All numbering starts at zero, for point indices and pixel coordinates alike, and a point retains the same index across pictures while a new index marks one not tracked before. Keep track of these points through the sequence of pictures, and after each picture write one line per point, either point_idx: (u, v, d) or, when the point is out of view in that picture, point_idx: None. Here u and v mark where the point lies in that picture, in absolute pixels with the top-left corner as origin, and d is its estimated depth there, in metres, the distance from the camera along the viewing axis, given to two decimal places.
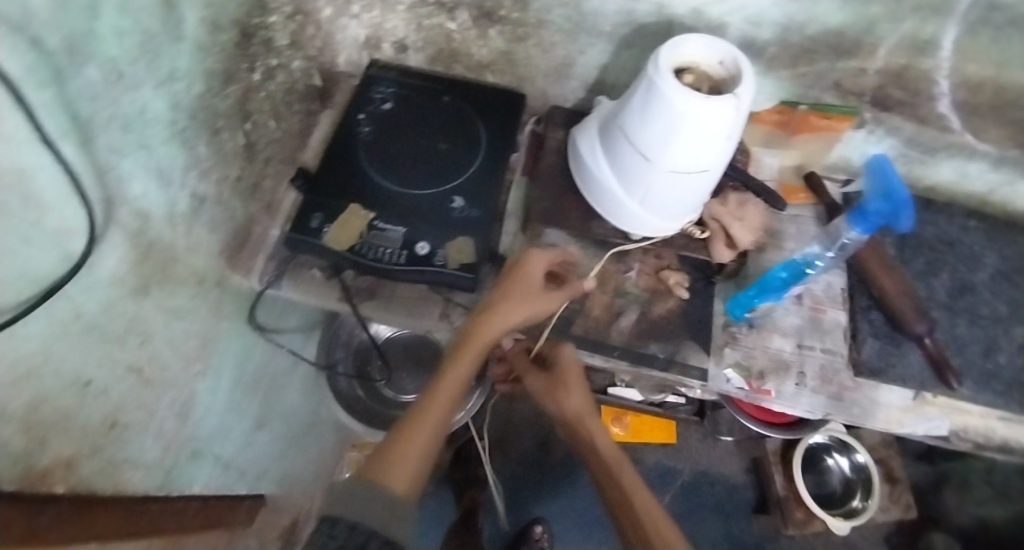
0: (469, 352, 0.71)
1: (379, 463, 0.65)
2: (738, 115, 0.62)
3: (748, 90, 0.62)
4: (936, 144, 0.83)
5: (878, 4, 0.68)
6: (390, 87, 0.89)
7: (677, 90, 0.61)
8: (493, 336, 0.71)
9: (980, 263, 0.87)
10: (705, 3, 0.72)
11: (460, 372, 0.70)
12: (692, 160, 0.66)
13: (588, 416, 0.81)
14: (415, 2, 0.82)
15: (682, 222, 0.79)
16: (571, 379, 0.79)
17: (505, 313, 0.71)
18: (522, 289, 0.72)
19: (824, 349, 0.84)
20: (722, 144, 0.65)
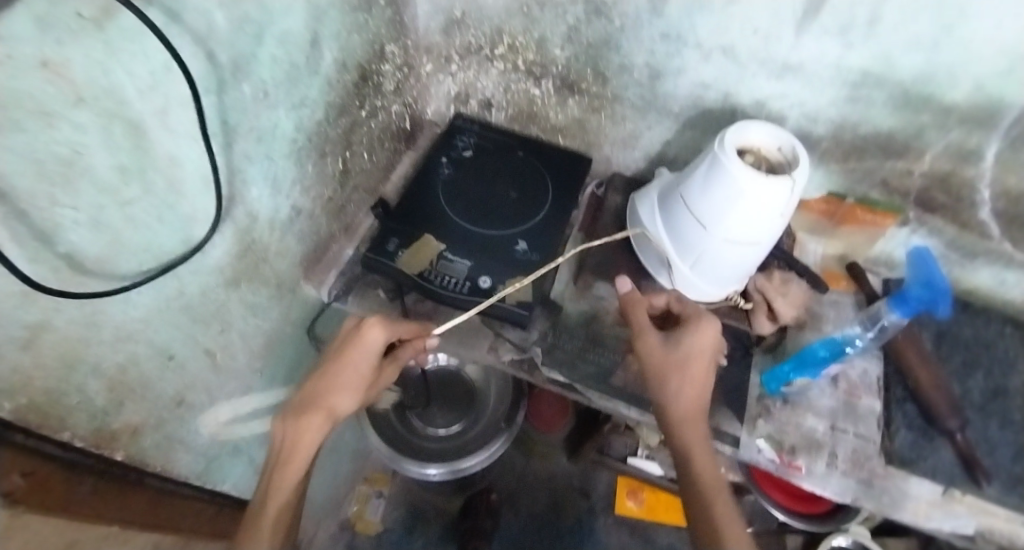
0: (293, 464, 0.70)
1: None
2: (793, 196, 0.68)
3: (803, 174, 0.68)
4: (976, 249, 0.88)
5: (925, 113, 0.74)
6: (471, 137, 0.99)
7: (739, 167, 0.68)
8: (311, 444, 0.71)
9: (1015, 369, 0.89)
10: (767, 97, 0.80)
11: (287, 489, 0.70)
12: (747, 231, 0.72)
13: (700, 416, 0.73)
14: (507, 68, 0.93)
15: (728, 291, 0.84)
16: (698, 372, 0.73)
17: (336, 398, 0.73)
18: (350, 371, 0.74)
19: (857, 434, 0.85)
20: (776, 219, 0.71)
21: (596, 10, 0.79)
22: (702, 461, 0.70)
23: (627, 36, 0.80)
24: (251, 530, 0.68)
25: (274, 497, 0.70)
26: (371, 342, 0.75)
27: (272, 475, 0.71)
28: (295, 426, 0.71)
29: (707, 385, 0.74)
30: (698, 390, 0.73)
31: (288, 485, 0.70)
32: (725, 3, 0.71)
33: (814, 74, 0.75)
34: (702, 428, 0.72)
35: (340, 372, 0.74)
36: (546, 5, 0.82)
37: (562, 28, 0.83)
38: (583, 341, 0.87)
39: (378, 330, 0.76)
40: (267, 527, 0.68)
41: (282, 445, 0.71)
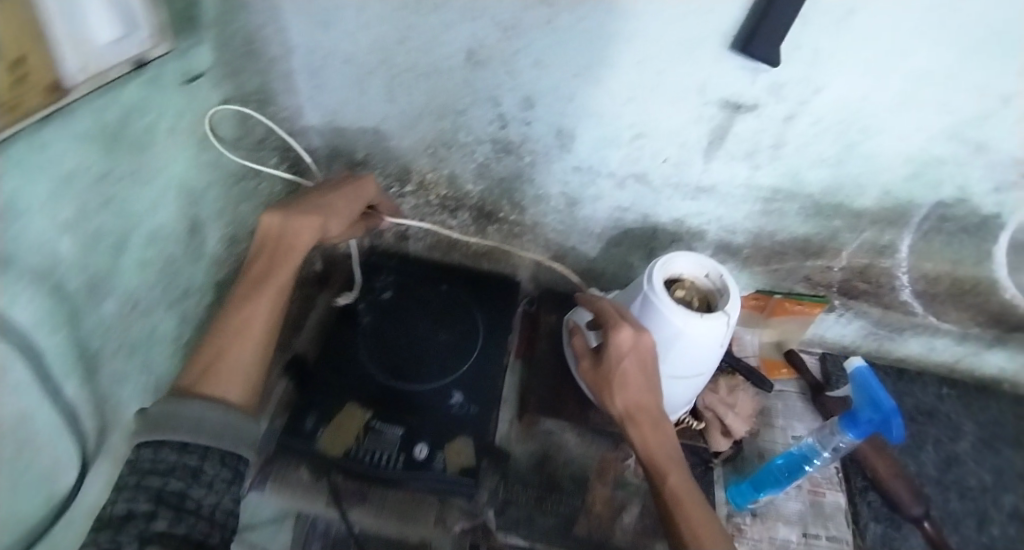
0: (292, 257, 0.67)
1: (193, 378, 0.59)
2: (728, 329, 0.67)
3: (734, 304, 0.67)
4: (903, 325, 0.89)
5: (837, 218, 0.75)
6: (390, 275, 0.92)
7: (672, 308, 0.66)
8: (308, 236, 0.68)
9: (958, 432, 0.92)
10: (686, 215, 0.79)
11: (278, 286, 0.65)
12: (689, 366, 0.69)
13: (648, 410, 0.67)
14: (417, 203, 0.88)
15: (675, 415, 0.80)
16: (624, 366, 0.67)
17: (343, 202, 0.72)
18: (353, 193, 0.74)
19: (830, 537, 0.82)
20: (715, 350, 0.68)
21: (504, 148, 0.76)
22: (653, 455, 0.65)
23: (539, 170, 0.78)
24: (243, 316, 0.63)
25: (264, 290, 0.65)
26: (370, 185, 0.77)
27: (274, 233, 0.68)
28: (297, 220, 0.68)
29: (638, 377, 0.67)
30: (630, 384, 0.67)
31: (278, 285, 0.66)
32: (632, 137, 0.71)
33: (727, 194, 0.75)
34: (652, 423, 0.67)
35: (344, 188, 0.73)
36: (452, 145, 0.78)
37: (472, 165, 0.80)
38: (537, 489, 0.82)
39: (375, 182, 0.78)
40: (256, 315, 0.64)
41: (276, 236, 0.68)
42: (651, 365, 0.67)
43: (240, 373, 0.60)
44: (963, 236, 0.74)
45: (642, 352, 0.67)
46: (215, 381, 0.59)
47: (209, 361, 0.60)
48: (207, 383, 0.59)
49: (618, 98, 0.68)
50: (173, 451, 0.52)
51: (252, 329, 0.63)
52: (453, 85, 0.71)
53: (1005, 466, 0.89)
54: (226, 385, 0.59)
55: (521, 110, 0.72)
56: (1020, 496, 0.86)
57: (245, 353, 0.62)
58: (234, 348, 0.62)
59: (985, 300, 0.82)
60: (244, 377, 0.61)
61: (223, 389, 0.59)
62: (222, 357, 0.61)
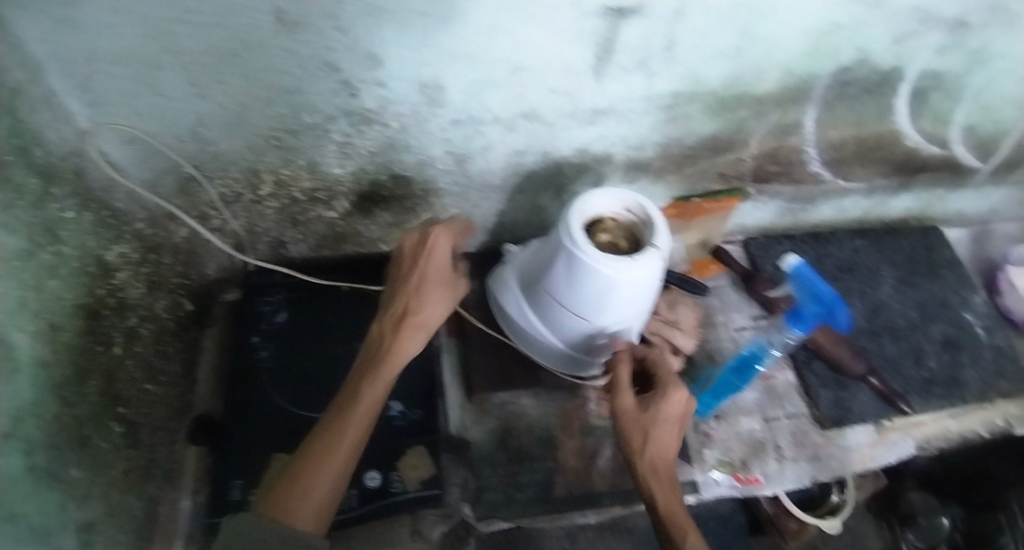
0: (393, 360, 0.59)
1: (281, 490, 0.52)
2: (663, 262, 0.61)
3: (663, 234, 0.61)
4: (815, 195, 0.88)
5: (741, 109, 0.70)
6: (279, 292, 0.79)
7: (601, 258, 0.58)
8: (411, 347, 0.60)
9: (880, 278, 0.95)
10: (588, 143, 0.71)
11: (375, 397, 0.58)
12: (631, 308, 0.65)
13: (669, 465, 0.61)
14: (284, 204, 0.74)
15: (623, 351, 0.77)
16: (665, 423, 0.60)
17: (449, 298, 0.63)
18: (431, 270, 0.63)
19: (789, 415, 0.84)
20: (654, 287, 0.63)
21: (364, 119, 0.63)
22: (672, 517, 0.58)
23: (413, 134, 0.66)
24: (342, 415, 0.56)
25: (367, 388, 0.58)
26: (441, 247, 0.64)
27: (376, 338, 0.61)
28: (399, 331, 0.60)
29: (673, 439, 0.60)
30: (665, 443, 0.60)
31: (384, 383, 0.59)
32: (511, 72, 0.60)
33: (626, 110, 0.67)
34: (670, 480, 0.61)
35: (421, 264, 0.63)
36: (298, 132, 0.64)
37: (331, 147, 0.66)
38: (507, 465, 0.78)
39: (446, 242, 0.64)
40: (359, 416, 0.56)
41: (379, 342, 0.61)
42: (683, 428, 0.62)
43: (328, 488, 0.53)
44: (866, 96, 0.71)
45: (682, 415, 0.61)
46: (302, 498, 0.52)
47: (300, 471, 0.53)
48: (297, 497, 0.51)
49: (483, 31, 0.55)
50: None
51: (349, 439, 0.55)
52: (273, 59, 0.56)
53: (924, 298, 0.95)
54: (303, 511, 0.51)
55: (367, 71, 0.57)
56: (943, 323, 0.93)
57: (336, 466, 0.54)
58: (330, 457, 0.54)
59: (890, 152, 0.82)
60: (328, 496, 0.53)
61: (307, 512, 0.51)
62: (309, 470, 0.53)
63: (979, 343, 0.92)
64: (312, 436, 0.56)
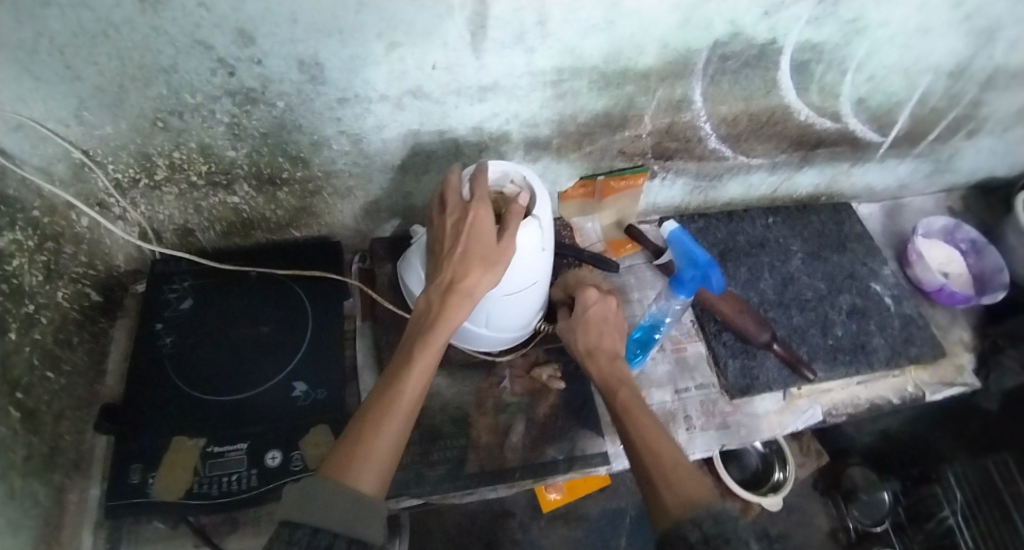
0: (436, 336, 0.60)
1: (341, 456, 0.55)
2: (545, 229, 0.66)
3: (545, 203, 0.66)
4: (720, 171, 0.91)
5: (628, 85, 0.72)
6: (184, 280, 0.80)
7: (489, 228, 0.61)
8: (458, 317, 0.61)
9: (789, 252, 0.98)
10: (481, 120, 0.73)
11: (422, 367, 0.60)
12: (519, 278, 0.68)
13: (604, 348, 0.73)
14: (183, 189, 0.74)
15: (527, 325, 0.81)
16: (588, 314, 0.75)
17: (493, 269, 0.60)
18: (478, 243, 0.60)
19: (698, 386, 0.86)
20: (539, 255, 0.67)
21: (247, 99, 0.64)
22: (610, 381, 0.70)
23: (302, 113, 0.67)
24: (393, 389, 0.59)
25: (416, 359, 0.60)
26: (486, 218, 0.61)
27: (424, 313, 0.62)
28: (444, 304, 0.61)
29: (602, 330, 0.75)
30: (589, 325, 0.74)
31: (432, 352, 0.60)
32: (387, 48, 0.62)
33: (512, 86, 0.69)
34: (609, 359, 0.72)
35: (467, 235, 0.61)
36: (182, 113, 0.65)
37: (220, 129, 0.67)
38: (420, 444, 0.77)
39: (488, 214, 0.61)
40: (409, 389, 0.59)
41: (427, 316, 0.62)
42: (612, 323, 0.75)
43: (386, 458, 0.56)
44: (748, 69, 0.74)
45: (605, 310, 0.75)
46: (362, 464, 0.55)
47: (357, 441, 0.56)
48: (359, 464, 0.55)
49: (349, 6, 0.57)
50: (305, 533, 0.50)
51: (398, 412, 0.58)
52: (144, 39, 0.57)
53: (833, 270, 0.98)
54: (363, 475, 0.54)
55: (241, 48, 0.59)
56: (852, 294, 0.96)
57: (392, 431, 0.57)
58: (383, 425, 0.57)
59: (784, 126, 0.85)
60: (385, 460, 0.56)
61: (366, 476, 0.55)
62: (366, 440, 0.56)
63: (886, 311, 0.95)
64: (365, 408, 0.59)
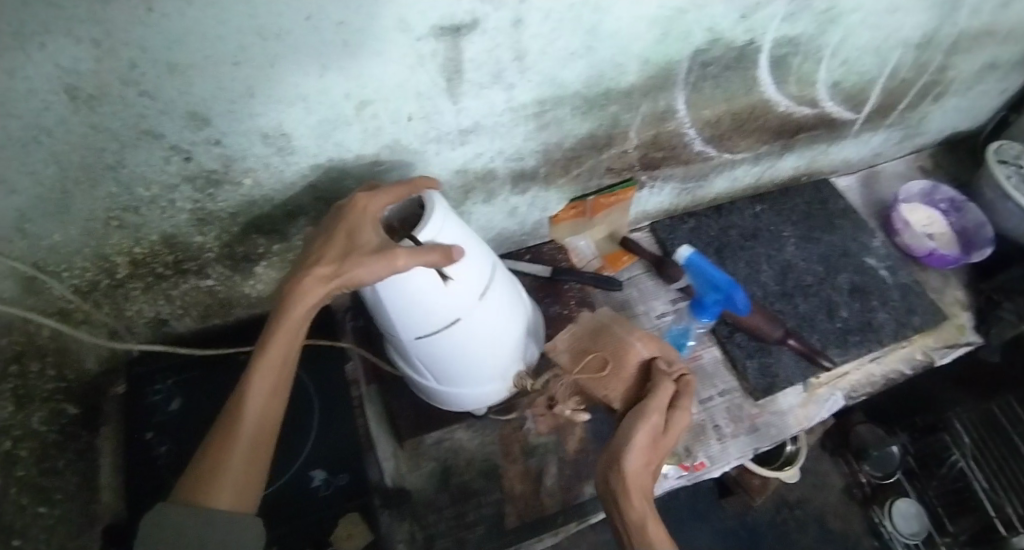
0: (284, 325, 0.51)
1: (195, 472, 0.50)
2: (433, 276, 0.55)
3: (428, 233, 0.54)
4: (705, 170, 0.89)
5: (611, 104, 0.69)
6: (168, 379, 0.74)
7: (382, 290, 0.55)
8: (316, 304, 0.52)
9: (782, 239, 0.97)
10: (464, 163, 0.69)
11: (278, 365, 0.52)
12: (423, 318, 0.58)
13: (647, 483, 0.59)
14: (151, 283, 0.67)
15: (501, 369, 0.70)
16: (656, 435, 0.59)
17: (352, 264, 0.50)
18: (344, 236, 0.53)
19: (721, 393, 0.85)
20: (443, 290, 0.56)
21: (209, 181, 0.59)
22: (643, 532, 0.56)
23: (272, 186, 0.62)
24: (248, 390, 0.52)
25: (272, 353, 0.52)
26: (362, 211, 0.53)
27: (279, 293, 0.53)
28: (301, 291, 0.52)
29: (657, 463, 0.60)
30: (669, 434, 0.60)
31: (284, 344, 0.52)
32: (358, 107, 0.57)
33: (493, 125, 0.65)
34: (647, 500, 0.58)
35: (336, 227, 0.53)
36: (141, 207, 0.59)
37: (185, 216, 0.61)
38: (452, 506, 0.74)
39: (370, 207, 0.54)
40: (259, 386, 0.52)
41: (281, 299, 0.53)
42: (664, 451, 0.61)
43: (246, 470, 0.51)
44: (728, 72, 0.72)
45: (674, 433, 0.61)
46: (216, 477, 0.49)
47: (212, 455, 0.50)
48: (210, 480, 0.49)
49: (312, 72, 0.52)
50: None
51: (252, 416, 0.51)
52: (82, 139, 0.50)
53: (828, 250, 0.97)
54: (214, 489, 0.49)
55: (195, 132, 0.53)
56: (850, 272, 0.96)
57: (248, 439, 0.51)
58: (238, 434, 0.51)
59: (765, 119, 0.83)
60: (242, 470, 0.50)
61: (221, 490, 0.49)
62: (221, 452, 0.50)
63: (884, 285, 0.95)
64: (222, 412, 0.52)
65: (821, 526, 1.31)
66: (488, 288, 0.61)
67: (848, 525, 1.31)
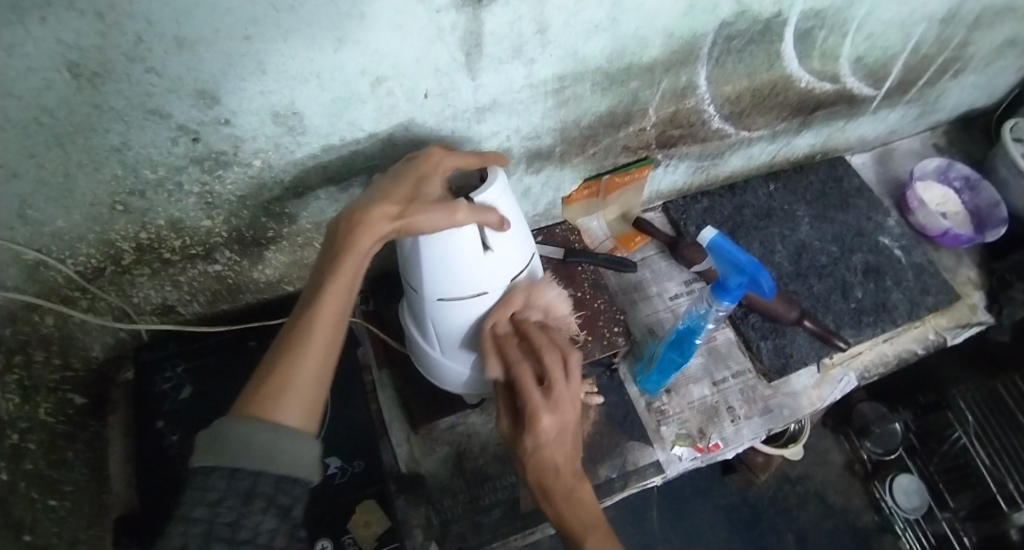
0: (351, 252, 0.48)
1: (255, 391, 0.46)
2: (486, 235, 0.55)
3: (489, 196, 0.54)
4: (722, 149, 0.87)
5: (632, 80, 0.67)
6: (177, 365, 0.72)
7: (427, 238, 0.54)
8: (378, 242, 0.50)
9: (796, 218, 0.96)
10: (479, 142, 0.66)
11: (339, 287, 0.48)
12: (456, 283, 0.57)
13: (553, 478, 0.57)
14: (156, 268, 0.65)
15: None
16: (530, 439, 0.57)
17: (418, 208, 0.49)
18: (411, 184, 0.52)
19: (735, 375, 0.84)
20: (483, 259, 0.56)
21: (217, 163, 0.56)
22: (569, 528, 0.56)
23: (281, 168, 0.59)
24: (308, 312, 0.48)
25: (330, 279, 0.48)
26: (435, 165, 0.53)
27: (341, 217, 0.50)
28: (359, 222, 0.49)
29: (557, 450, 0.57)
30: (538, 432, 0.56)
31: (351, 272, 0.49)
32: (373, 84, 0.54)
33: (511, 102, 0.63)
34: (564, 493, 0.57)
35: (406, 172, 0.52)
36: (146, 191, 0.56)
37: (191, 199, 0.59)
38: (466, 490, 0.73)
39: (443, 161, 0.53)
40: (325, 312, 0.48)
41: (341, 224, 0.50)
42: (557, 437, 0.57)
43: (312, 391, 0.47)
44: (752, 46, 0.70)
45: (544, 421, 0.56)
46: (282, 394, 0.45)
47: (275, 374, 0.46)
48: (277, 397, 0.45)
49: (326, 46, 0.49)
50: (222, 478, 0.42)
51: (317, 339, 0.48)
52: (84, 120, 0.47)
53: (842, 230, 0.96)
54: (282, 408, 0.45)
55: (202, 111, 0.51)
56: (864, 252, 0.95)
57: (313, 361, 0.47)
58: (304, 354, 0.47)
59: (786, 95, 0.81)
60: (308, 393, 0.46)
61: (290, 407, 0.45)
62: (288, 370, 0.46)
63: (899, 265, 0.94)
64: (283, 332, 0.49)
65: (822, 502, 1.30)
66: (522, 273, 0.60)
67: (848, 501, 1.31)
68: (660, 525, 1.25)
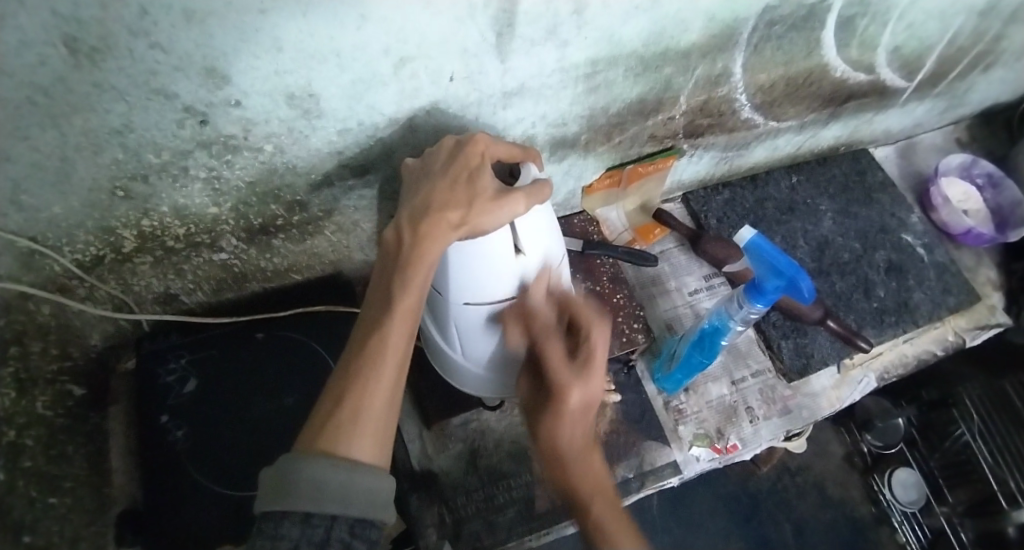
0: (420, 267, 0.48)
1: (324, 424, 0.43)
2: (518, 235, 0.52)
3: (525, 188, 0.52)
4: (748, 139, 0.84)
5: (667, 65, 0.63)
6: (181, 356, 0.68)
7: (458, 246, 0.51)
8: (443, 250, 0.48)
9: (819, 213, 0.93)
10: (503, 128, 0.63)
11: (407, 306, 0.47)
12: (486, 290, 0.54)
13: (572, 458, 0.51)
14: (159, 258, 0.61)
15: None
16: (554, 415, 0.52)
17: (481, 209, 0.48)
18: (463, 177, 0.50)
19: (754, 374, 0.82)
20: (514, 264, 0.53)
21: (227, 147, 0.52)
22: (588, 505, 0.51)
23: (294, 154, 0.55)
24: (375, 335, 0.46)
25: (397, 299, 0.47)
26: (479, 157, 0.51)
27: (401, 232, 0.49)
28: (422, 231, 0.48)
29: (583, 427, 0.52)
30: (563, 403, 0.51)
31: (418, 286, 0.48)
32: (396, 65, 0.50)
33: (541, 86, 0.59)
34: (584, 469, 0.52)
35: (451, 167, 0.50)
36: (149, 176, 0.52)
37: (197, 185, 0.55)
38: (481, 489, 0.71)
39: (487, 148, 0.51)
40: (396, 332, 0.46)
41: (401, 241, 0.49)
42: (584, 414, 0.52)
43: (384, 421, 0.44)
44: (793, 33, 0.66)
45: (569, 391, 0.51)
46: (354, 426, 0.43)
47: (345, 402, 0.43)
48: (350, 429, 0.42)
49: (349, 23, 0.45)
50: (294, 525, 0.39)
51: (387, 361, 0.45)
52: (82, 99, 0.43)
53: (866, 226, 0.93)
54: (355, 442, 0.42)
55: (212, 92, 0.46)
56: (887, 249, 0.92)
57: (383, 386, 0.45)
58: (373, 378, 0.44)
59: (819, 85, 0.78)
60: (381, 422, 0.44)
61: (362, 442, 0.42)
62: (358, 399, 0.43)
63: (921, 263, 0.92)
64: (345, 358, 0.46)
65: (821, 493, 1.29)
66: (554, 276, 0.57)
67: (846, 493, 1.30)
68: (661, 514, 1.24)
